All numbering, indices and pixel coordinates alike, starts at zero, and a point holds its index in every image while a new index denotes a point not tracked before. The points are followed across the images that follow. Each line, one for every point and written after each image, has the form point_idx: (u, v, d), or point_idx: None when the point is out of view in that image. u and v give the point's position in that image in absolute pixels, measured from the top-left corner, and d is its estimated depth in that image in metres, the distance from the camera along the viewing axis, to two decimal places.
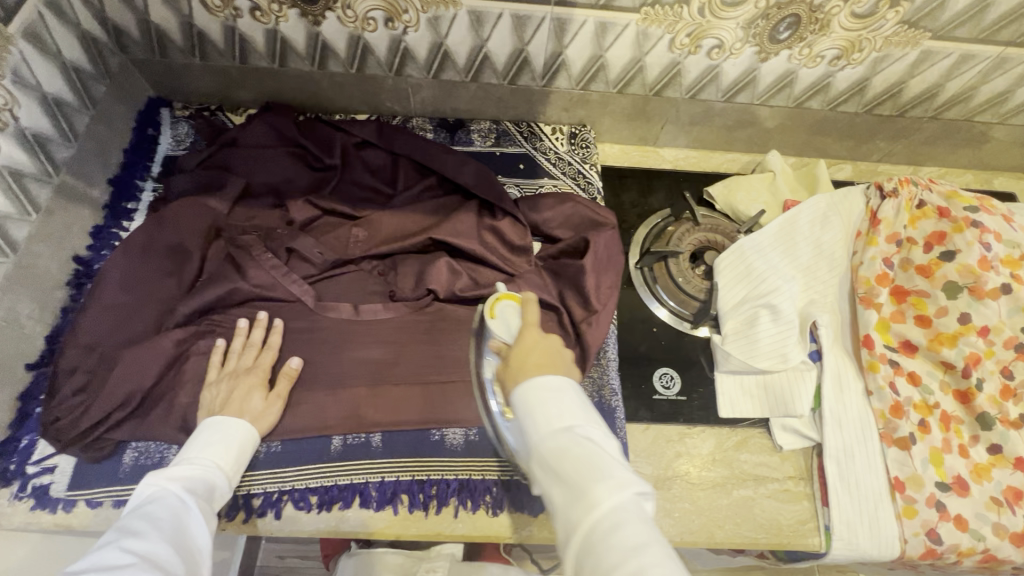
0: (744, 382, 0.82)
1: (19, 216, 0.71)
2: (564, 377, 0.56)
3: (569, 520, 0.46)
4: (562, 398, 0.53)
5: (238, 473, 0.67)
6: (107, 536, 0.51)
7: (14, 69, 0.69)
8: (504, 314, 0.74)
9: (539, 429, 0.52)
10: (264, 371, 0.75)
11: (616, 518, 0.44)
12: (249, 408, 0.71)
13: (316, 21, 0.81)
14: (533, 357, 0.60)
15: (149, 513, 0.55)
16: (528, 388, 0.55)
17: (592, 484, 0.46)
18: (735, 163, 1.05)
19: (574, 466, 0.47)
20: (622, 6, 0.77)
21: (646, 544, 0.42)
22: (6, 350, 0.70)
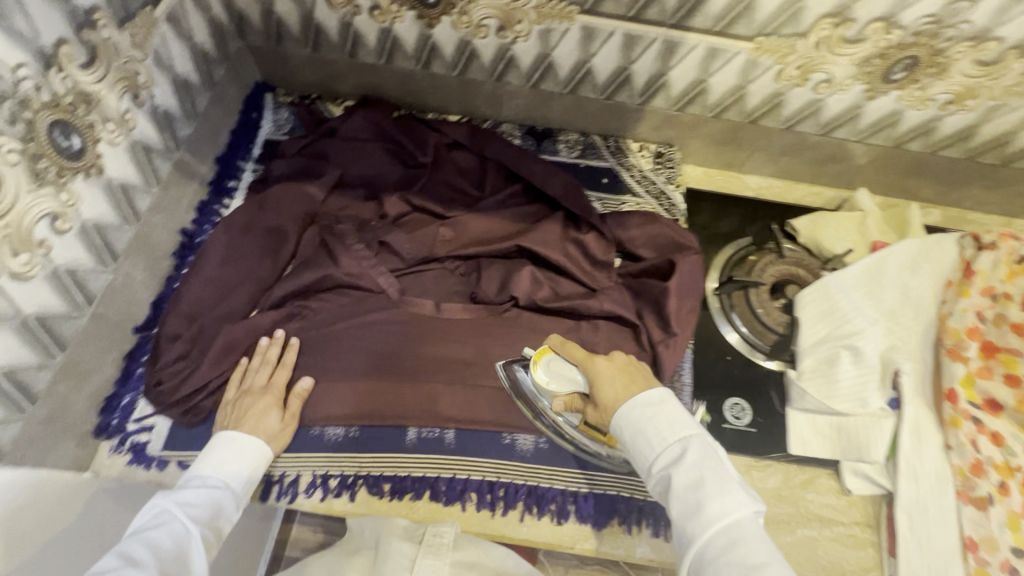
0: (817, 422, 0.81)
1: (144, 187, 0.76)
2: (664, 390, 0.59)
3: (685, 530, 0.51)
4: (672, 413, 0.57)
5: (247, 498, 0.67)
6: (105, 562, 0.49)
7: (156, 51, 0.73)
8: (555, 371, 0.69)
9: (654, 443, 0.56)
10: (279, 392, 0.76)
11: (734, 533, 0.50)
12: (264, 427, 0.72)
13: (431, 24, 0.83)
14: (618, 382, 0.62)
15: (152, 541, 0.53)
16: (634, 408, 0.59)
17: (712, 499, 0.51)
18: (819, 197, 1.03)
19: (693, 484, 0.52)
20: (737, 34, 0.77)
21: (766, 561, 0.47)
22: (120, 311, 0.75)
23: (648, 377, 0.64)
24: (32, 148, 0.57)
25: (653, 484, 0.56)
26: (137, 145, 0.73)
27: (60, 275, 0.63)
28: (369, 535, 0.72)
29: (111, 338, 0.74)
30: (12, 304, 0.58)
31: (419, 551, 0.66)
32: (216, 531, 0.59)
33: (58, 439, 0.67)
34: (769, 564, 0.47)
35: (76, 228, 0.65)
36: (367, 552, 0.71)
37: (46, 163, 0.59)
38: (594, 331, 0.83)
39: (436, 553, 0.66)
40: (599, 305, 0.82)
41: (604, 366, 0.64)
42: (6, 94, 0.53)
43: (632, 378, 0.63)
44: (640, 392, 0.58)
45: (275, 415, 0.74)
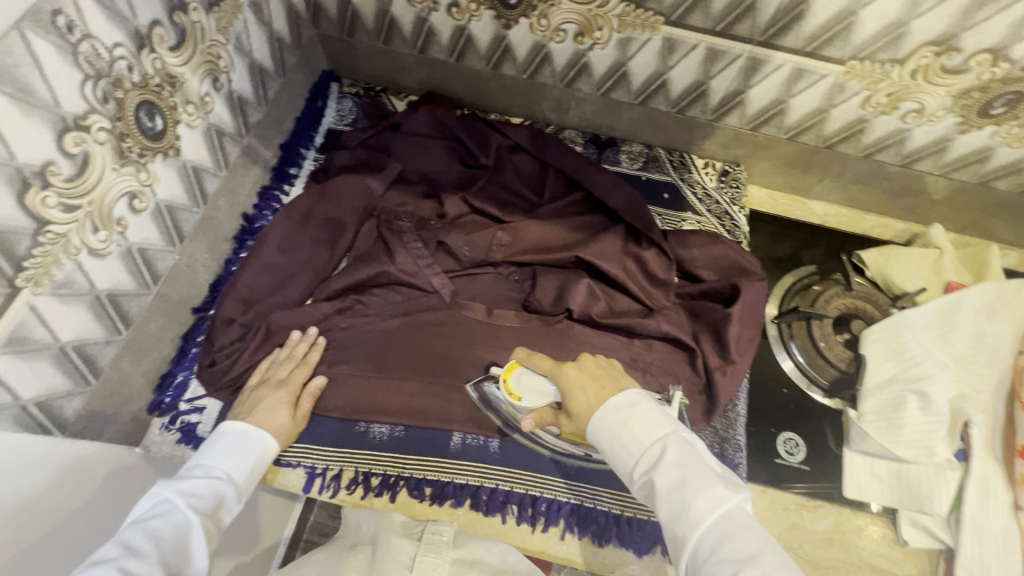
0: (875, 466, 0.77)
1: (214, 170, 0.76)
2: (636, 391, 0.57)
3: (675, 532, 0.50)
4: (645, 414, 0.55)
5: (252, 488, 0.64)
6: (106, 551, 0.48)
7: (238, 36, 0.74)
8: (526, 384, 0.67)
9: (632, 450, 0.54)
10: (296, 387, 0.74)
11: (724, 527, 0.48)
12: (271, 422, 0.70)
13: (507, 25, 0.82)
14: (589, 390, 0.59)
15: (152, 531, 0.51)
16: (609, 415, 0.56)
17: (697, 497, 0.49)
18: (889, 229, 0.99)
19: (675, 485, 0.50)
20: (829, 56, 0.73)
21: (758, 551, 0.45)
22: (182, 292, 0.75)
23: (618, 379, 0.61)
24: (119, 127, 0.57)
25: (637, 490, 0.54)
26: (211, 129, 0.73)
27: (132, 253, 0.64)
28: (366, 531, 0.70)
29: (171, 317, 0.74)
30: (88, 280, 0.59)
31: (419, 549, 0.61)
32: (217, 523, 0.57)
33: (116, 413, 0.68)
34: (762, 554, 0.45)
35: (151, 208, 0.65)
36: (363, 549, 0.66)
37: (130, 143, 0.59)
38: (647, 351, 0.81)
39: (435, 551, 0.61)
40: (657, 325, 0.80)
41: (574, 373, 0.61)
42: (101, 72, 0.54)
43: (603, 383, 0.60)
44: (609, 399, 0.56)
45: (287, 410, 0.72)
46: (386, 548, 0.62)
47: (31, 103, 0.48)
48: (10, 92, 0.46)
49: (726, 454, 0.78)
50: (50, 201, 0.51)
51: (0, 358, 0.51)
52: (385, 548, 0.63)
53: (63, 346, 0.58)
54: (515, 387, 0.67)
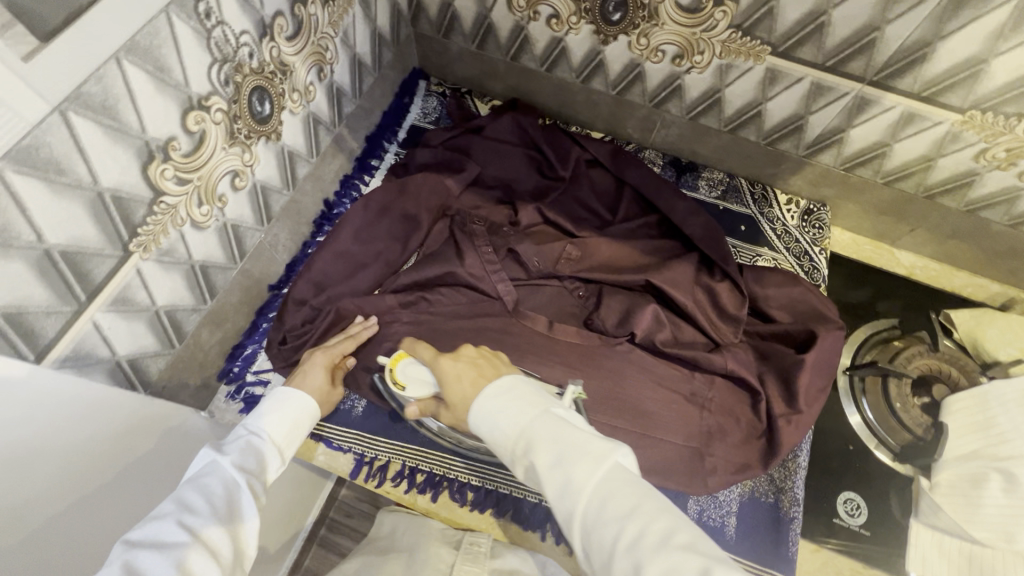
0: (943, 544, 0.71)
1: (306, 156, 0.79)
2: (512, 375, 0.57)
3: (563, 508, 0.48)
4: (512, 399, 0.54)
5: (293, 445, 0.65)
6: (163, 508, 0.51)
7: (345, 30, 0.76)
8: (411, 375, 0.67)
9: (506, 438, 0.53)
10: (330, 356, 0.75)
11: (604, 488, 0.47)
12: (305, 383, 0.71)
13: (605, 40, 0.81)
14: (467, 380, 0.60)
15: (204, 486, 0.53)
16: (484, 404, 0.55)
17: (576, 467, 0.48)
18: (981, 291, 0.92)
19: (552, 459, 0.49)
20: (947, 103, 0.69)
21: (637, 503, 0.45)
22: (262, 270, 0.79)
23: (497, 367, 0.61)
24: (234, 109, 0.60)
25: (524, 476, 0.52)
26: (310, 117, 0.76)
27: (226, 228, 0.67)
28: (405, 541, 0.78)
29: (250, 292, 0.78)
30: (187, 251, 0.62)
31: (457, 558, 0.71)
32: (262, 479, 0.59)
33: (191, 377, 0.72)
34: (641, 505, 0.45)
35: (248, 187, 0.68)
36: (400, 555, 0.75)
37: (240, 125, 0.62)
38: (708, 386, 0.79)
39: (474, 560, 0.71)
40: (722, 361, 0.77)
41: (452, 366, 0.61)
42: (227, 57, 0.57)
43: (480, 370, 0.60)
44: (483, 389, 0.55)
45: (325, 376, 0.73)
46: (425, 556, 0.72)
47: (165, 81, 0.51)
48: (150, 70, 0.49)
49: (780, 507, 0.74)
50: (167, 173, 0.54)
51: (106, 315, 0.55)
52: (424, 557, 0.72)
53: (157, 309, 0.61)
54: (398, 377, 0.67)
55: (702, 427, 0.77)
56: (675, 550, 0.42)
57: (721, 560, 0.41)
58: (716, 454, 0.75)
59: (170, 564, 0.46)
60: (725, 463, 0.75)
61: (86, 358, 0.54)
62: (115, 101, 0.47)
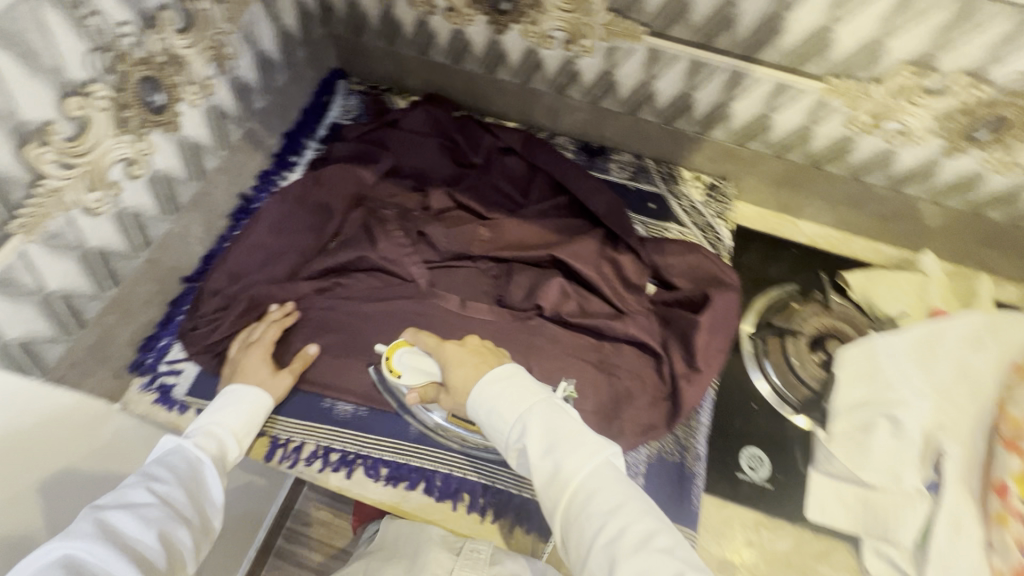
0: (841, 490, 0.75)
1: (213, 148, 0.82)
2: (515, 365, 0.62)
3: (550, 496, 0.54)
4: (515, 386, 0.59)
5: (253, 431, 0.71)
6: (132, 478, 0.58)
7: (246, 27, 0.79)
8: (407, 363, 0.71)
9: (504, 422, 0.58)
10: (267, 346, 0.78)
11: (593, 485, 0.53)
12: (254, 376, 0.75)
13: (501, 30, 0.85)
14: (468, 363, 0.65)
15: (170, 462, 0.60)
16: (485, 387, 0.60)
17: (569, 458, 0.54)
18: (880, 255, 0.97)
19: (547, 448, 0.55)
20: (809, 71, 0.74)
21: (621, 503, 0.51)
22: (171, 260, 0.80)
23: (500, 356, 0.67)
24: (122, 97, 0.63)
25: (514, 461, 0.58)
26: (213, 109, 0.79)
27: (123, 216, 0.69)
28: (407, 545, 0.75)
29: (159, 283, 0.79)
30: (79, 236, 0.64)
31: (457, 563, 0.69)
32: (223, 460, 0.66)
33: (96, 366, 0.73)
34: (625, 504, 0.51)
35: (147, 175, 0.70)
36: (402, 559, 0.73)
37: (131, 113, 0.65)
38: (616, 354, 0.82)
39: (472, 566, 0.69)
40: (624, 327, 0.81)
41: (456, 350, 0.67)
42: (107, 45, 0.59)
43: (484, 357, 0.65)
44: (486, 372, 0.60)
45: (269, 368, 0.77)
46: (426, 560, 0.70)
47: (36, 65, 0.53)
48: (18, 54, 0.51)
49: (685, 465, 0.77)
50: (47, 157, 0.56)
51: None
52: (424, 559, 0.70)
53: (48, 294, 0.63)
54: (395, 364, 0.71)
55: (610, 391, 0.79)
56: (655, 553, 0.48)
57: (693, 566, 0.48)
58: (623, 417, 0.77)
59: (140, 525, 0.53)
60: (633, 425, 0.77)
61: None
62: None
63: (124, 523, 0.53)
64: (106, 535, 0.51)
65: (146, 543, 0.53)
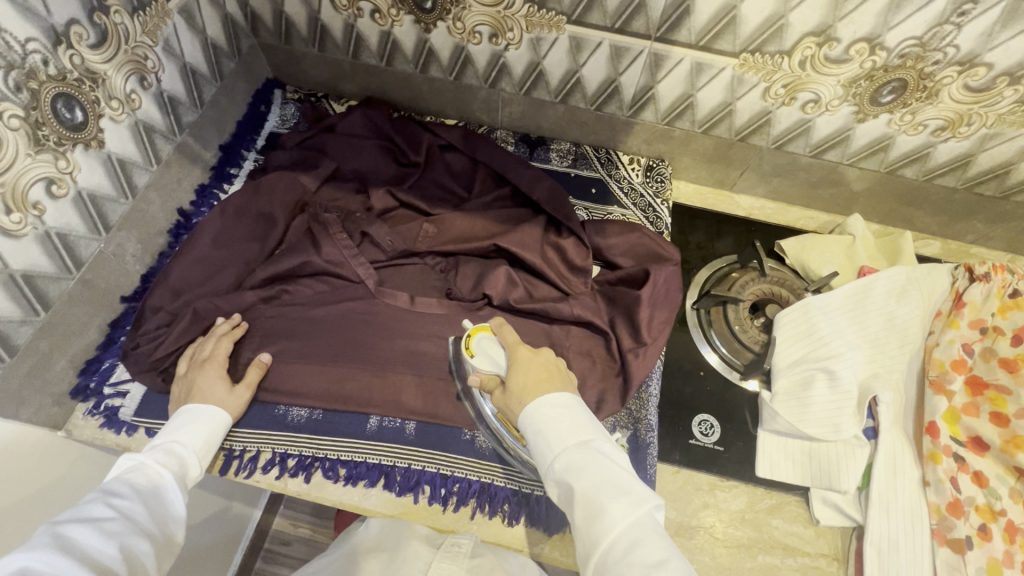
0: (788, 445, 0.79)
1: (144, 165, 0.80)
2: (571, 396, 0.64)
3: (589, 536, 0.53)
4: (568, 415, 0.61)
5: (211, 453, 0.71)
6: (91, 495, 0.57)
7: (166, 39, 0.78)
8: (483, 348, 0.74)
9: (552, 446, 0.59)
10: (220, 361, 0.77)
11: (636, 534, 0.51)
12: (212, 396, 0.74)
13: (428, 28, 0.87)
14: (534, 373, 0.68)
15: (131, 478, 0.60)
16: (540, 409, 0.63)
17: (614, 501, 0.52)
18: (813, 221, 1.02)
19: (591, 486, 0.54)
20: (722, 49, 0.78)
21: (665, 558, 0.48)
22: (109, 280, 0.78)
23: (562, 380, 0.68)
24: (34, 116, 0.62)
25: (557, 492, 0.58)
26: (139, 124, 0.77)
27: (50, 237, 0.67)
28: (389, 540, 0.76)
29: (97, 305, 0.77)
30: None
31: (437, 556, 0.70)
32: (184, 477, 0.66)
33: (34, 394, 0.71)
34: (669, 561, 0.48)
35: (71, 195, 0.69)
36: (381, 554, 0.75)
37: (47, 131, 0.63)
38: (565, 335, 0.84)
39: (452, 558, 0.70)
40: (570, 308, 0.82)
41: (528, 355, 0.70)
42: (13, 63, 0.58)
43: (549, 376, 0.68)
44: (542, 394, 0.63)
45: (224, 383, 0.76)
46: (406, 554, 0.72)
47: None
48: None
49: (638, 436, 0.79)
50: None
51: None
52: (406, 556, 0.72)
53: None
54: (473, 345, 0.74)
55: None
56: None
57: None
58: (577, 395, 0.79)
59: (103, 534, 0.52)
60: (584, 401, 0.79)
61: None
62: None
63: (87, 532, 0.51)
64: (65, 545, 0.49)
65: (109, 555, 0.51)
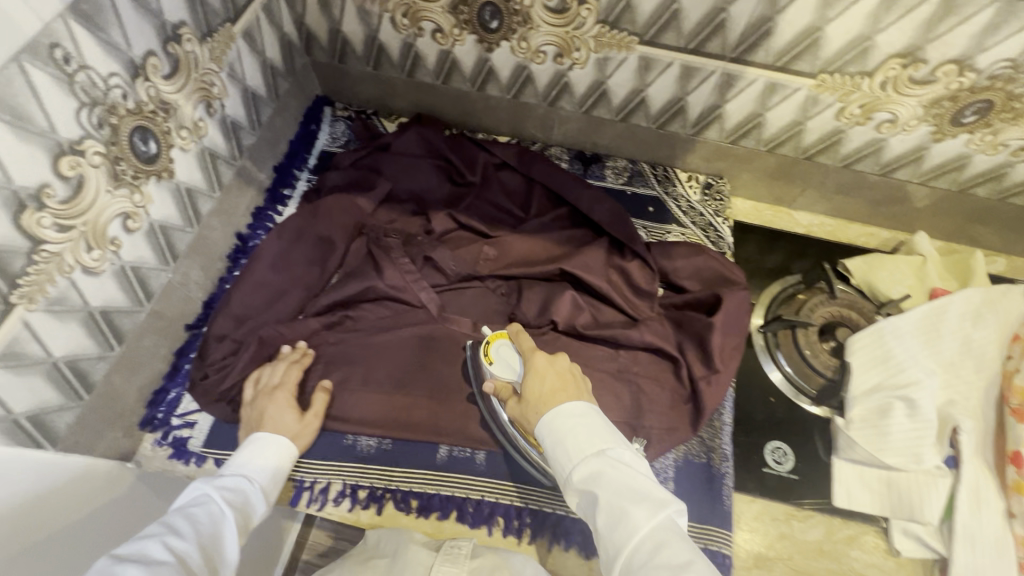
0: (865, 475, 0.77)
1: (207, 192, 0.79)
2: (587, 403, 0.60)
3: (612, 542, 0.51)
4: (587, 423, 0.58)
5: (273, 489, 0.68)
6: (153, 528, 0.52)
7: (231, 64, 0.77)
8: (502, 354, 0.72)
9: (571, 457, 0.56)
10: (291, 389, 0.76)
11: (659, 537, 0.49)
12: (282, 427, 0.73)
13: (490, 48, 0.85)
14: (549, 381, 0.64)
15: (190, 514, 0.56)
16: (556, 419, 0.59)
17: (636, 508, 0.50)
18: (874, 238, 1.00)
19: (613, 492, 0.52)
20: (799, 70, 0.76)
21: (690, 559, 0.47)
22: (175, 309, 0.77)
23: (581, 388, 0.64)
24: (114, 151, 0.60)
25: (576, 501, 0.56)
26: (205, 152, 0.76)
27: (125, 271, 0.66)
28: (386, 547, 0.71)
29: (163, 334, 0.76)
30: (82, 297, 0.61)
31: (436, 559, 0.65)
32: (246, 519, 0.61)
33: (108, 428, 0.70)
34: (694, 562, 0.47)
35: (144, 228, 0.68)
36: (381, 561, 0.68)
37: (125, 166, 0.62)
38: (633, 361, 0.82)
39: (453, 561, 0.65)
40: (640, 335, 0.81)
41: (542, 361, 0.67)
42: (97, 100, 0.57)
43: (565, 383, 0.64)
44: (560, 403, 0.59)
45: (293, 413, 0.75)
46: (405, 560, 0.65)
47: (29, 129, 0.51)
48: (8, 119, 0.49)
49: (712, 466, 0.77)
50: (45, 221, 0.54)
51: None
52: (403, 559, 0.66)
53: (56, 361, 0.60)
54: (491, 351, 0.72)
55: (632, 399, 0.80)
56: None
57: None
58: (648, 424, 0.78)
59: None
60: (656, 428, 0.78)
61: None
62: None
63: (136, 574, 0.46)
64: None
65: None
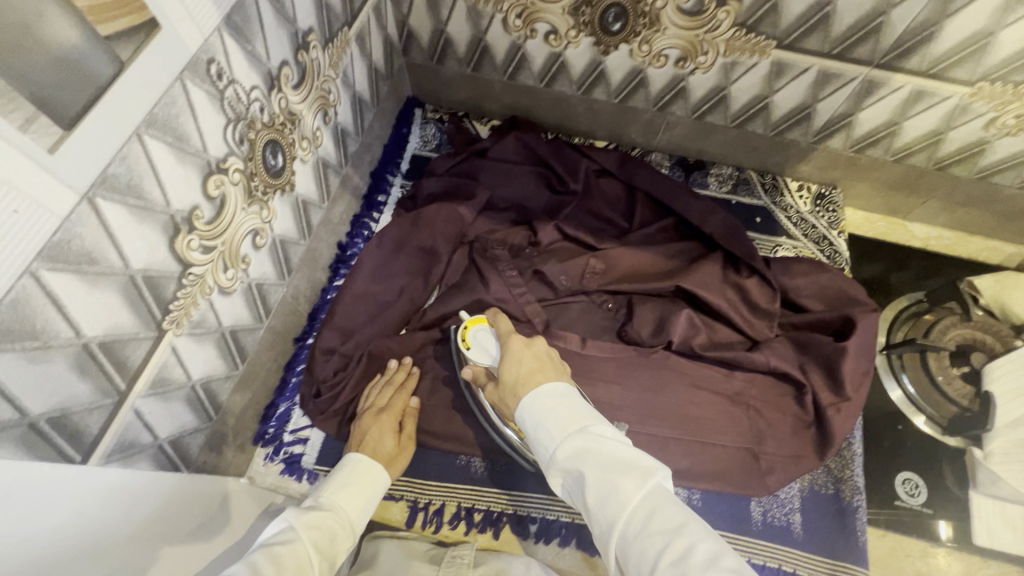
0: (1006, 510, 0.74)
1: (318, 203, 0.77)
2: (567, 384, 0.52)
3: (600, 519, 0.43)
4: (569, 402, 0.50)
5: (359, 525, 0.59)
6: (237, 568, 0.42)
7: (345, 70, 0.74)
8: (480, 340, 0.67)
9: (550, 439, 0.48)
10: (396, 412, 0.73)
11: (652, 502, 0.42)
12: (380, 451, 0.68)
13: (606, 51, 0.80)
14: (526, 363, 0.56)
15: (276, 554, 0.46)
16: (536, 403, 0.51)
17: (622, 479, 0.43)
18: (997, 254, 0.94)
19: (598, 468, 0.44)
20: (956, 77, 0.70)
21: (684, 521, 0.40)
22: (286, 324, 0.76)
23: (561, 370, 0.56)
24: (250, 167, 0.58)
25: (560, 483, 0.48)
26: (319, 162, 0.74)
27: (251, 289, 0.64)
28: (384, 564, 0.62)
29: (277, 349, 0.74)
30: (217, 318, 0.59)
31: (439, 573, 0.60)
32: (332, 558, 0.52)
33: (230, 445, 0.69)
34: (689, 524, 0.40)
35: (268, 244, 0.66)
36: None
37: (257, 182, 0.60)
38: (751, 386, 0.78)
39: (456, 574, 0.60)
40: (764, 358, 0.76)
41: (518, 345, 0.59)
42: (240, 115, 0.55)
43: (542, 363, 0.56)
44: (540, 387, 0.51)
45: (393, 437, 0.71)
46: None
47: (185, 150, 0.48)
48: (170, 141, 0.46)
49: (844, 499, 0.74)
50: (193, 244, 0.52)
51: (148, 401, 0.52)
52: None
53: (193, 384, 0.58)
54: (468, 336, 0.67)
55: (751, 425, 0.76)
56: None
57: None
58: (769, 451, 0.74)
59: None
60: (778, 456, 0.74)
61: (130, 448, 0.51)
62: (140, 179, 0.44)
63: None
64: None
65: None
